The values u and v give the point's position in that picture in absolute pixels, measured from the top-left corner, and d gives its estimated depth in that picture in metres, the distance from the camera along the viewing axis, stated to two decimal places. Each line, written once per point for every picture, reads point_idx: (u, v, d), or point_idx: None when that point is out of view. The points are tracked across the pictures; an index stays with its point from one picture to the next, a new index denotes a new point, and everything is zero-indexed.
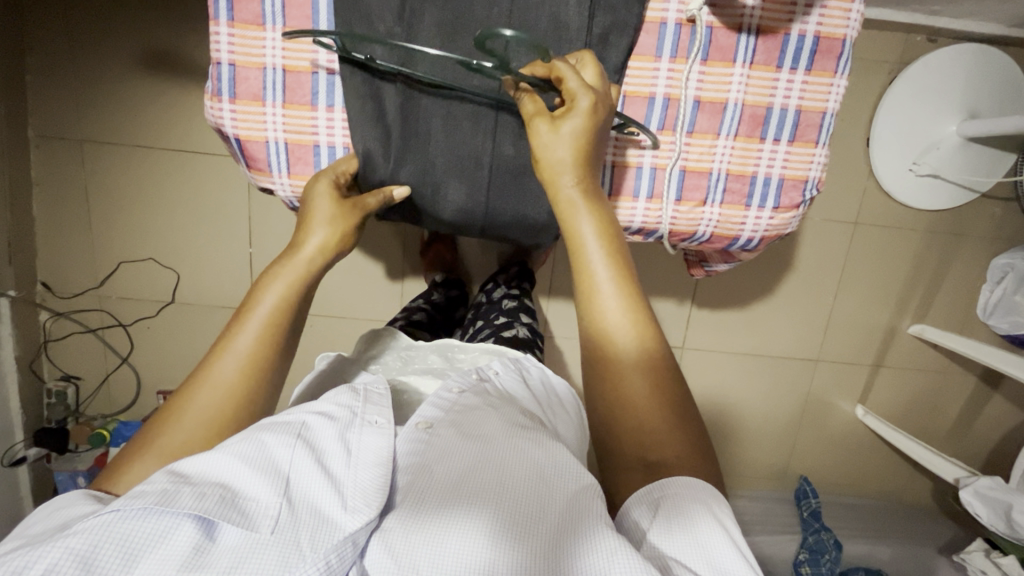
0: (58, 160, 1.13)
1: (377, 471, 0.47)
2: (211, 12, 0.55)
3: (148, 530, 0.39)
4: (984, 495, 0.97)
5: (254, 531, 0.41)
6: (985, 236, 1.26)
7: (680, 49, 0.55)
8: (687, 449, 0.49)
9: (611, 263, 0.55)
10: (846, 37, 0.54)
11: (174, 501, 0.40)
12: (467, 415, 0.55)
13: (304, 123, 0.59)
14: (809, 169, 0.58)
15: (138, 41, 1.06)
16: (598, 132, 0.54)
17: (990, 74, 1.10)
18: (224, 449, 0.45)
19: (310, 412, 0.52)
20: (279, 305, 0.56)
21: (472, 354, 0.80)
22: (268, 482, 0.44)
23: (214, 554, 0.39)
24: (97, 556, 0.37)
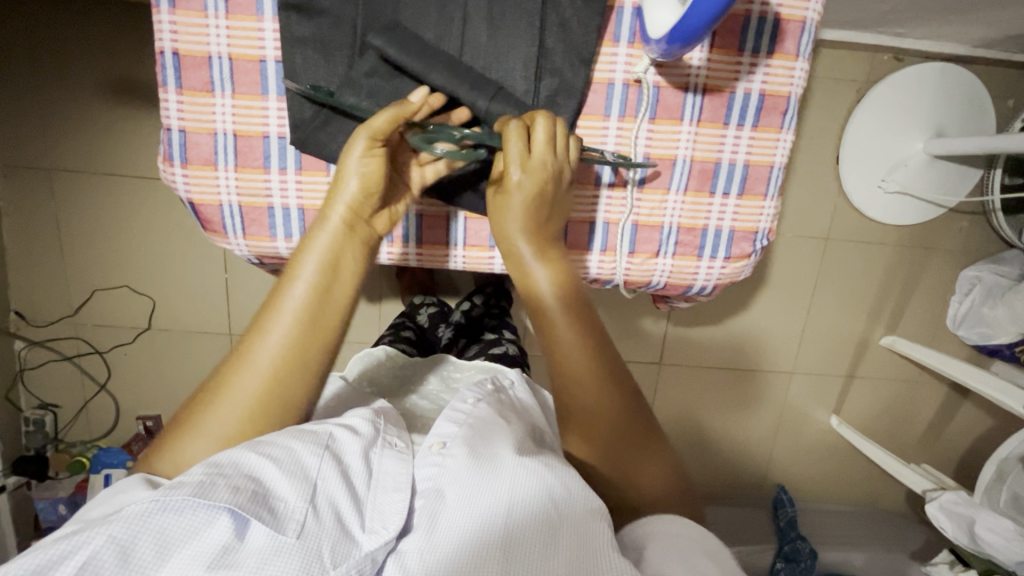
0: (27, 190, 1.12)
1: (398, 494, 0.49)
2: (160, 80, 0.57)
3: (182, 526, 0.41)
4: (949, 509, 0.99)
5: (281, 533, 0.43)
6: (954, 249, 1.29)
7: (629, 108, 0.57)
8: (655, 478, 0.52)
9: (570, 315, 0.54)
10: (790, 94, 0.57)
11: (210, 492, 0.42)
12: (484, 427, 0.55)
13: (257, 186, 0.60)
14: (758, 221, 0.60)
15: (105, 70, 1.05)
16: (543, 193, 0.55)
17: (955, 92, 1.12)
18: (254, 453, 0.46)
19: (336, 424, 0.54)
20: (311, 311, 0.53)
21: (468, 372, 0.82)
22: (296, 486, 0.46)
23: (241, 554, 0.41)
24: (135, 547, 0.40)
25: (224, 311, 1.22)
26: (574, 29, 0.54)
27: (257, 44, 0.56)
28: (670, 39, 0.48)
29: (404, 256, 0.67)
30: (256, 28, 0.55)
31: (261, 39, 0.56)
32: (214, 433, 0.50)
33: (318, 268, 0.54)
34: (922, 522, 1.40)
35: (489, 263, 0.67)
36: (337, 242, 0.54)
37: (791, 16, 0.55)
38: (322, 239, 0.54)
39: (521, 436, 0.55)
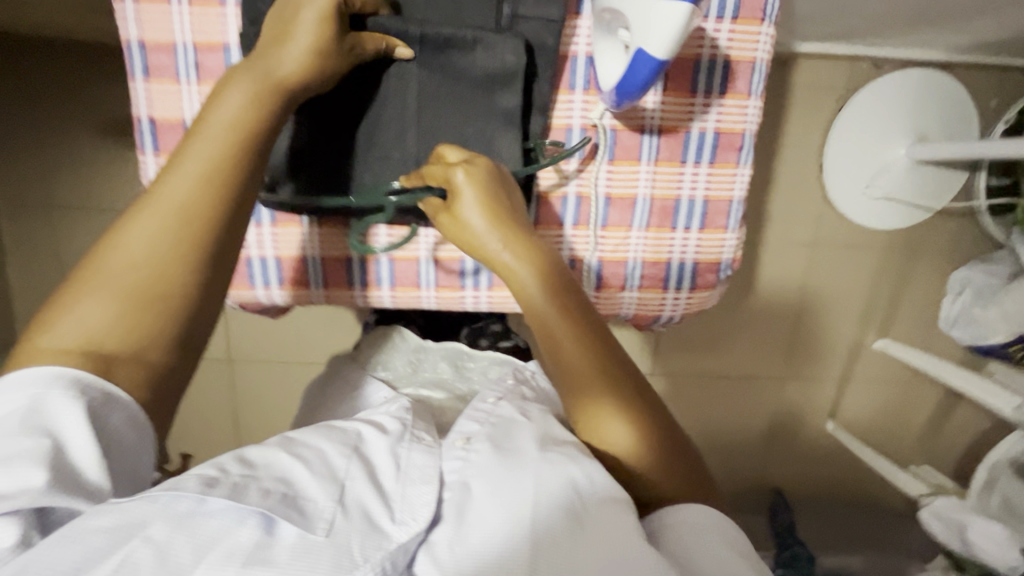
0: (28, 228, 1.15)
1: (426, 488, 0.48)
2: (138, 144, 0.62)
3: (214, 527, 0.41)
4: (941, 515, 0.98)
5: (312, 532, 0.42)
6: (943, 250, 1.29)
7: (587, 151, 0.61)
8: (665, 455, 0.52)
9: (558, 308, 0.54)
10: (744, 131, 0.60)
11: (244, 496, 0.42)
12: (506, 426, 0.54)
13: None
14: (721, 252, 0.63)
15: (99, 111, 1.09)
16: (491, 185, 0.57)
17: (936, 98, 1.13)
18: (286, 453, 0.47)
19: (365, 421, 0.54)
20: (212, 191, 0.52)
21: (481, 363, 0.81)
22: (326, 486, 0.46)
23: (275, 550, 0.41)
24: (171, 546, 0.39)
25: (222, 338, 1.24)
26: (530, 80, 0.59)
27: None
28: (617, 91, 0.53)
29: (380, 299, 0.70)
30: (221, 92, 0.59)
31: None
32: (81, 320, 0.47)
33: (213, 151, 0.52)
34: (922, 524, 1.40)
35: (460, 301, 0.71)
36: (214, 155, 0.52)
37: (740, 57, 0.57)
38: (194, 163, 0.52)
39: (547, 428, 0.54)
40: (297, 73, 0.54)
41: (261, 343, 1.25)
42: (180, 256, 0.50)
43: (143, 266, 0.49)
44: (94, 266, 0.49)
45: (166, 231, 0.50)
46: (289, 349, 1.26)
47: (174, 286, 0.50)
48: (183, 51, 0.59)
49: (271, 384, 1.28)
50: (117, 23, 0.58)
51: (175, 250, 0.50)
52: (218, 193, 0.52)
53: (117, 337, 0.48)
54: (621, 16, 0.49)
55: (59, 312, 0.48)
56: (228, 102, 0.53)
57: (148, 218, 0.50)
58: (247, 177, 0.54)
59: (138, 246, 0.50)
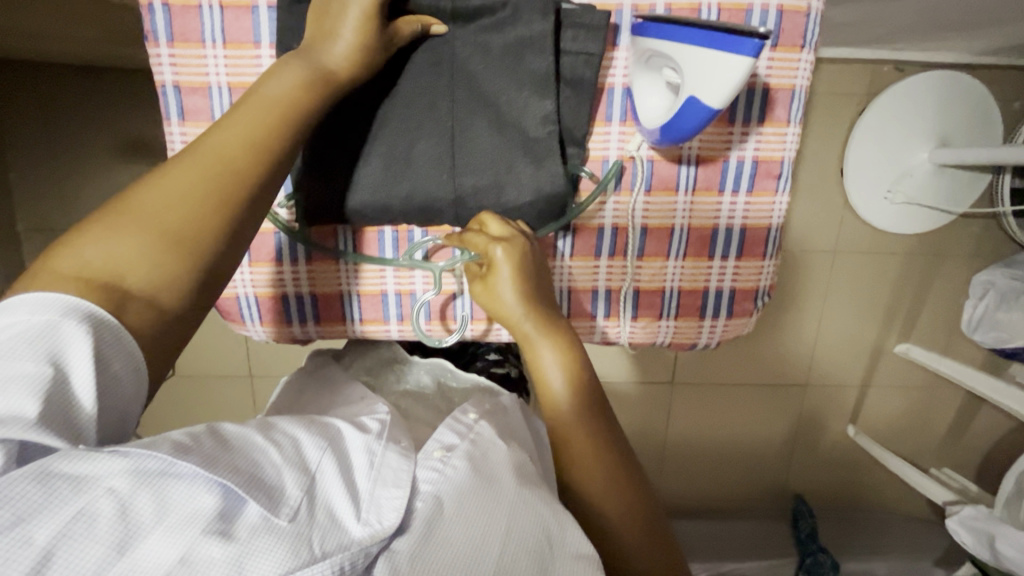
0: (50, 250, 1.16)
1: (397, 492, 0.45)
2: None
3: (181, 491, 0.37)
4: (969, 524, 0.99)
5: (275, 517, 0.39)
6: (964, 253, 1.28)
7: (624, 181, 0.60)
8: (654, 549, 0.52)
9: (579, 401, 0.56)
10: (783, 158, 0.59)
11: (215, 465, 0.38)
12: (484, 449, 0.53)
13: (270, 278, 0.64)
14: (759, 280, 0.63)
15: (119, 132, 1.09)
16: (528, 266, 0.58)
17: (959, 101, 1.11)
18: (263, 435, 0.43)
19: (342, 419, 0.50)
20: (249, 159, 0.48)
21: (463, 384, 0.79)
22: (297, 475, 0.42)
23: (234, 530, 0.37)
24: (134, 502, 0.35)
25: (243, 353, 1.25)
26: (564, 109, 0.57)
27: None
28: (665, 133, 0.53)
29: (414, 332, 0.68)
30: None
31: None
32: (102, 255, 0.42)
33: (257, 121, 0.49)
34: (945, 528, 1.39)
35: (496, 334, 0.69)
36: (269, 121, 0.49)
37: (780, 84, 0.57)
38: (246, 117, 0.49)
39: (523, 461, 0.53)
40: (346, 65, 0.52)
41: (281, 358, 1.25)
42: (211, 225, 0.46)
43: (168, 217, 0.44)
44: (112, 210, 0.44)
45: (195, 187, 0.45)
46: None
47: (205, 243, 0.45)
48: (218, 92, 0.59)
49: None
50: (151, 68, 0.58)
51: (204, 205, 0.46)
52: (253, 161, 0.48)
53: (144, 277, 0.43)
54: (670, 58, 0.49)
55: (88, 239, 0.42)
56: (279, 79, 0.50)
57: (179, 171, 0.46)
58: (284, 152, 0.50)
59: (164, 201, 0.44)
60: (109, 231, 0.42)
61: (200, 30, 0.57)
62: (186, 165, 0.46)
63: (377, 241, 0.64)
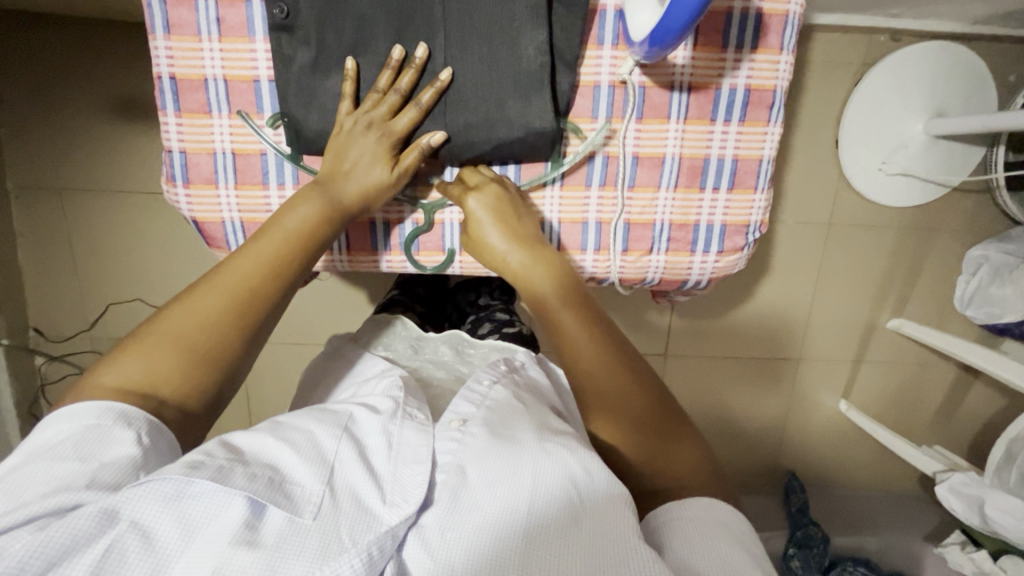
0: (39, 210, 1.15)
1: (417, 469, 0.49)
2: (159, 104, 0.60)
3: (202, 508, 0.41)
4: (959, 490, 1.00)
5: (298, 516, 0.43)
6: (958, 228, 1.28)
7: (615, 108, 0.60)
8: (681, 457, 0.52)
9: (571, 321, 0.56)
10: (775, 87, 0.59)
11: (229, 478, 0.42)
12: (500, 412, 0.54)
13: (257, 202, 0.64)
14: (750, 214, 0.62)
15: (109, 89, 1.08)
16: (506, 201, 0.60)
17: (954, 72, 1.11)
18: (274, 437, 0.47)
19: (357, 405, 0.55)
20: (269, 279, 0.56)
21: (482, 350, 0.79)
22: (315, 468, 0.46)
23: (262, 532, 0.42)
24: (157, 531, 0.40)
25: None
26: (557, 35, 0.57)
27: (248, 60, 0.59)
28: (649, 41, 0.51)
29: (403, 265, 0.68)
30: (245, 49, 0.58)
31: (253, 57, 0.59)
32: (143, 367, 0.49)
33: (277, 247, 0.57)
34: (935, 506, 1.39)
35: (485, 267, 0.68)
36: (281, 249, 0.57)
37: (773, 11, 0.57)
38: (261, 248, 0.56)
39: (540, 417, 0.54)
40: (353, 199, 0.60)
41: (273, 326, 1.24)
42: (231, 337, 0.52)
43: (191, 336, 0.51)
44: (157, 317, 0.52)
45: (224, 310, 0.53)
46: (300, 332, 1.25)
47: (224, 351, 0.52)
48: (204, 5, 0.58)
49: (283, 367, 1.28)
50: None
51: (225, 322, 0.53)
52: (269, 293, 0.55)
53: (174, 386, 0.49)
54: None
55: (129, 355, 0.49)
56: (297, 210, 0.59)
57: (206, 292, 0.53)
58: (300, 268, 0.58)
59: (192, 318, 0.51)
60: (157, 329, 0.51)
61: None
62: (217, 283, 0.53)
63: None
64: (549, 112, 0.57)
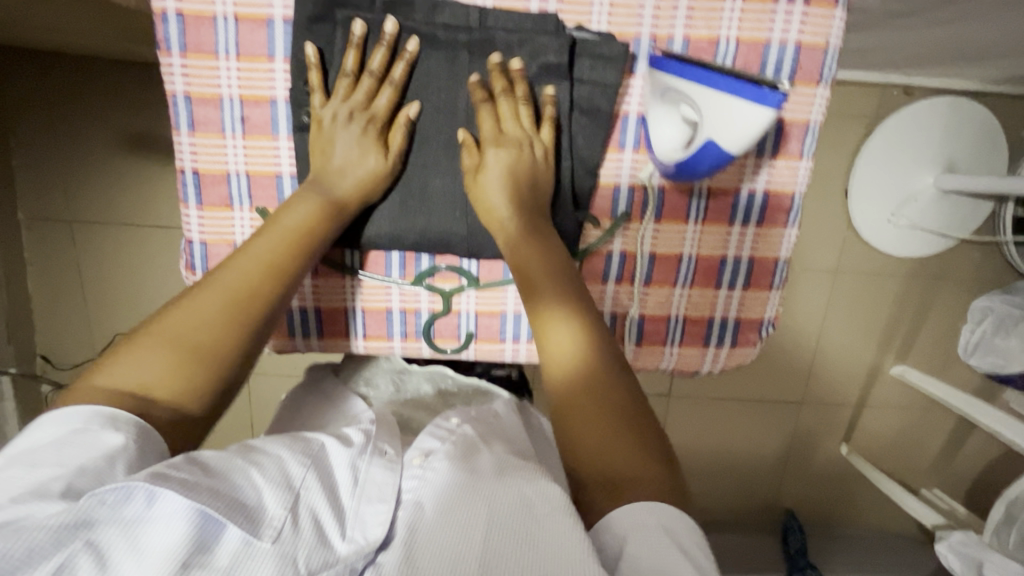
0: (50, 242, 1.15)
1: (379, 508, 0.48)
2: (181, 196, 0.61)
3: (160, 531, 0.38)
4: (957, 549, 1.00)
5: (257, 540, 0.41)
6: (965, 277, 1.28)
7: (635, 208, 0.60)
8: (637, 456, 0.45)
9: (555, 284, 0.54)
10: (794, 192, 0.59)
11: (194, 489, 0.40)
12: (463, 448, 0.55)
13: None
14: (764, 311, 0.63)
15: (121, 126, 1.08)
16: (520, 166, 0.57)
17: (965, 128, 1.11)
18: (241, 458, 0.45)
19: (328, 434, 0.53)
20: (261, 284, 0.53)
21: (464, 390, 0.80)
22: (280, 494, 0.44)
23: (216, 556, 0.39)
24: (111, 554, 0.37)
25: None
26: (577, 140, 0.59)
27: (272, 157, 0.60)
28: (676, 167, 0.53)
29: (418, 350, 0.68)
30: (271, 150, 0.59)
31: (276, 154, 0.60)
32: (138, 364, 0.47)
33: (277, 249, 0.55)
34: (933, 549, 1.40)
35: (500, 354, 0.68)
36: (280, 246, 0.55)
37: (794, 119, 0.57)
38: (265, 245, 0.55)
39: (497, 453, 0.56)
40: (353, 194, 0.58)
41: (279, 358, 1.25)
42: (230, 333, 0.50)
43: (193, 334, 0.49)
44: (149, 325, 0.50)
45: (218, 319, 0.50)
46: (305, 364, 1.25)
47: (220, 346, 0.50)
48: (230, 105, 0.58)
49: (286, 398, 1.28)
50: (162, 77, 0.57)
51: (224, 316, 0.51)
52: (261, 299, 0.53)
53: (168, 381, 0.47)
54: (688, 97, 0.49)
55: (124, 354, 0.47)
56: (297, 210, 0.57)
57: (206, 292, 0.51)
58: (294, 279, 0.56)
59: (189, 317, 0.50)
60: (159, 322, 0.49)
61: (212, 42, 0.56)
62: (210, 284, 0.52)
63: (383, 258, 0.64)
64: (569, 217, 0.59)
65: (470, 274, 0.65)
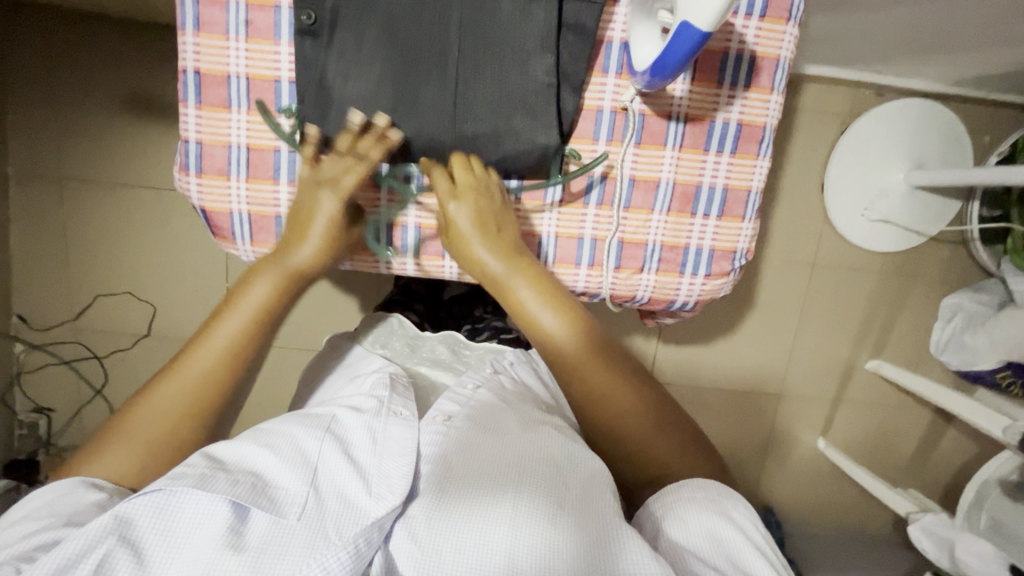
0: (35, 196, 1.15)
1: (402, 462, 0.53)
2: (181, 96, 0.63)
3: (186, 518, 0.46)
4: (931, 531, 1.01)
5: (283, 517, 0.48)
6: (936, 276, 1.33)
7: (616, 132, 0.63)
8: (670, 447, 0.57)
9: (563, 320, 0.59)
10: (765, 124, 0.63)
11: (210, 484, 0.47)
12: (483, 410, 0.59)
13: (266, 197, 0.66)
14: (737, 241, 0.66)
15: (121, 85, 1.10)
16: (489, 216, 0.62)
17: (933, 128, 1.17)
18: (257, 443, 0.53)
19: (342, 406, 0.59)
20: (218, 373, 0.58)
21: (479, 351, 0.80)
22: (298, 472, 0.51)
23: (247, 536, 0.47)
24: (144, 546, 0.45)
25: None
26: (564, 59, 0.60)
27: (271, 60, 0.62)
28: (653, 70, 0.54)
29: (403, 268, 0.71)
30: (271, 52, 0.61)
31: (275, 57, 0.62)
32: (130, 441, 0.53)
33: (241, 329, 0.59)
34: (909, 551, 1.40)
35: None
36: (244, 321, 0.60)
37: (766, 53, 0.61)
38: (232, 322, 0.59)
39: (516, 412, 0.59)
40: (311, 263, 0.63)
41: None
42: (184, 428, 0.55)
43: (157, 424, 0.54)
44: (127, 415, 0.55)
45: (181, 407, 0.55)
46: (287, 336, 1.24)
47: (183, 436, 0.55)
48: (235, 8, 0.61)
49: (266, 371, 1.26)
50: None
51: (181, 408, 0.55)
52: (221, 385, 0.58)
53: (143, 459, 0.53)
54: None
55: (107, 445, 0.53)
56: (253, 292, 0.61)
57: (171, 386, 0.56)
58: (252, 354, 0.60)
59: (155, 412, 0.55)
60: (139, 417, 0.54)
61: None
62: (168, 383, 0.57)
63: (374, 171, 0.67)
64: (554, 130, 0.61)
65: None
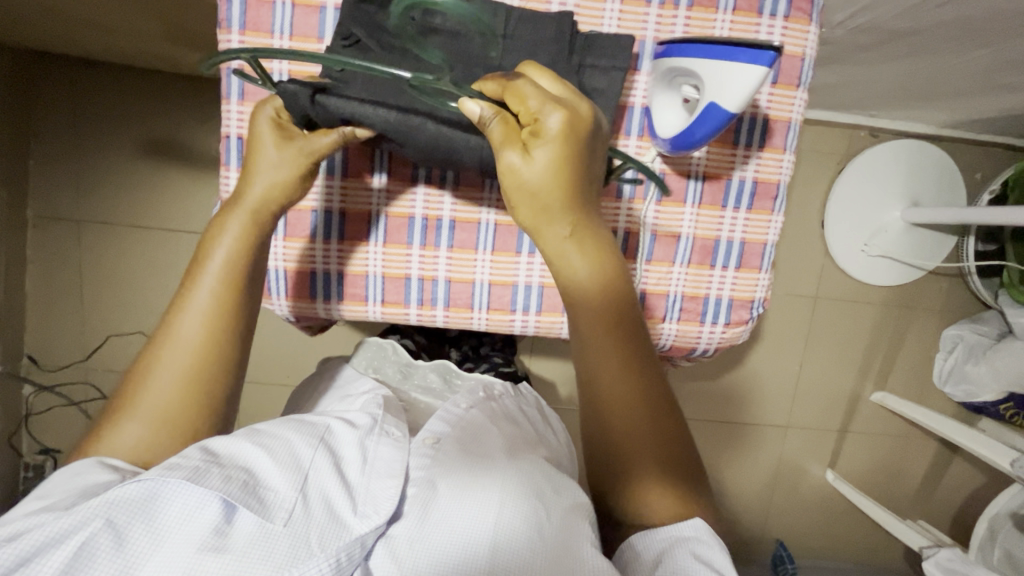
0: (53, 240, 1.17)
1: (390, 483, 0.50)
2: (224, 160, 0.66)
3: (174, 512, 0.44)
4: (945, 566, 1.01)
5: (270, 521, 0.45)
6: (935, 308, 1.36)
7: (638, 191, 0.66)
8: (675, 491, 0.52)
9: (613, 325, 0.54)
10: (779, 181, 0.67)
11: (203, 478, 0.44)
12: (472, 432, 0.59)
13: (302, 253, 0.68)
14: (754, 291, 0.69)
15: (143, 130, 1.13)
16: (575, 155, 0.50)
17: (926, 167, 1.22)
18: (250, 441, 0.50)
19: (334, 417, 0.56)
20: (203, 380, 0.53)
21: (469, 380, 0.81)
22: (288, 476, 0.48)
23: (231, 537, 0.44)
24: (128, 533, 0.42)
25: None
26: None
27: None
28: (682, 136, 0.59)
29: (433, 318, 0.71)
30: None
31: None
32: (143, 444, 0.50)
33: (208, 315, 0.54)
34: None
35: (509, 325, 0.72)
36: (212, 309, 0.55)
37: (778, 117, 0.65)
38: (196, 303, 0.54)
39: (502, 439, 0.59)
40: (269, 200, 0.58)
41: (271, 366, 1.24)
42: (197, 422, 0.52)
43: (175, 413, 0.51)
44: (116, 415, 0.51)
45: (182, 393, 0.52)
46: (298, 373, 1.24)
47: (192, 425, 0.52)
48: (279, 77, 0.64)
49: (277, 409, 1.26)
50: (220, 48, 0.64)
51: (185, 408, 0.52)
52: (214, 391, 0.53)
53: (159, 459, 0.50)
54: (695, 73, 0.55)
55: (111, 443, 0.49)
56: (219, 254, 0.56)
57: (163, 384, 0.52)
58: (235, 343, 0.55)
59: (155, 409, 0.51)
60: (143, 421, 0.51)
61: (270, 22, 0.64)
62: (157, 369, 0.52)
63: (406, 227, 0.68)
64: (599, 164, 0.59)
65: (485, 249, 0.69)
